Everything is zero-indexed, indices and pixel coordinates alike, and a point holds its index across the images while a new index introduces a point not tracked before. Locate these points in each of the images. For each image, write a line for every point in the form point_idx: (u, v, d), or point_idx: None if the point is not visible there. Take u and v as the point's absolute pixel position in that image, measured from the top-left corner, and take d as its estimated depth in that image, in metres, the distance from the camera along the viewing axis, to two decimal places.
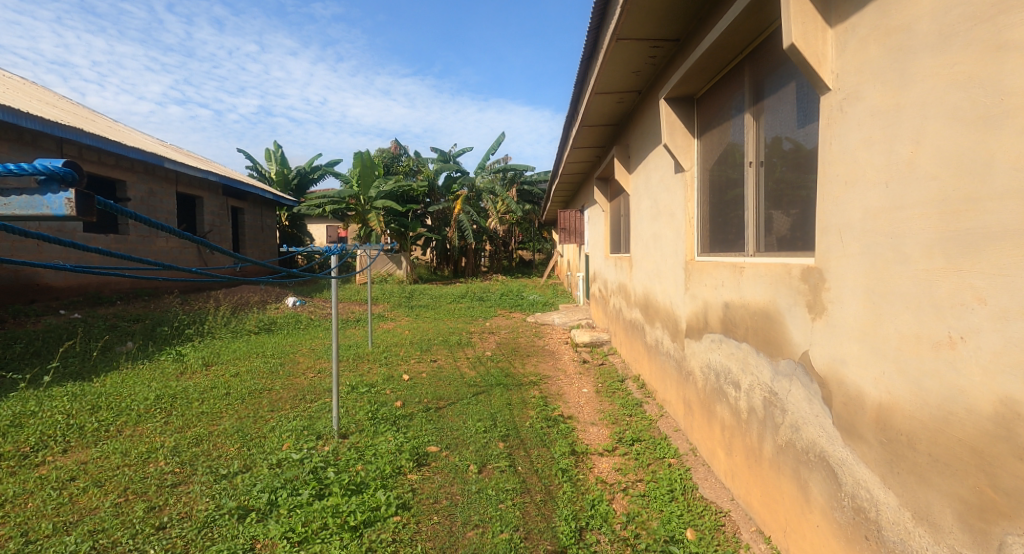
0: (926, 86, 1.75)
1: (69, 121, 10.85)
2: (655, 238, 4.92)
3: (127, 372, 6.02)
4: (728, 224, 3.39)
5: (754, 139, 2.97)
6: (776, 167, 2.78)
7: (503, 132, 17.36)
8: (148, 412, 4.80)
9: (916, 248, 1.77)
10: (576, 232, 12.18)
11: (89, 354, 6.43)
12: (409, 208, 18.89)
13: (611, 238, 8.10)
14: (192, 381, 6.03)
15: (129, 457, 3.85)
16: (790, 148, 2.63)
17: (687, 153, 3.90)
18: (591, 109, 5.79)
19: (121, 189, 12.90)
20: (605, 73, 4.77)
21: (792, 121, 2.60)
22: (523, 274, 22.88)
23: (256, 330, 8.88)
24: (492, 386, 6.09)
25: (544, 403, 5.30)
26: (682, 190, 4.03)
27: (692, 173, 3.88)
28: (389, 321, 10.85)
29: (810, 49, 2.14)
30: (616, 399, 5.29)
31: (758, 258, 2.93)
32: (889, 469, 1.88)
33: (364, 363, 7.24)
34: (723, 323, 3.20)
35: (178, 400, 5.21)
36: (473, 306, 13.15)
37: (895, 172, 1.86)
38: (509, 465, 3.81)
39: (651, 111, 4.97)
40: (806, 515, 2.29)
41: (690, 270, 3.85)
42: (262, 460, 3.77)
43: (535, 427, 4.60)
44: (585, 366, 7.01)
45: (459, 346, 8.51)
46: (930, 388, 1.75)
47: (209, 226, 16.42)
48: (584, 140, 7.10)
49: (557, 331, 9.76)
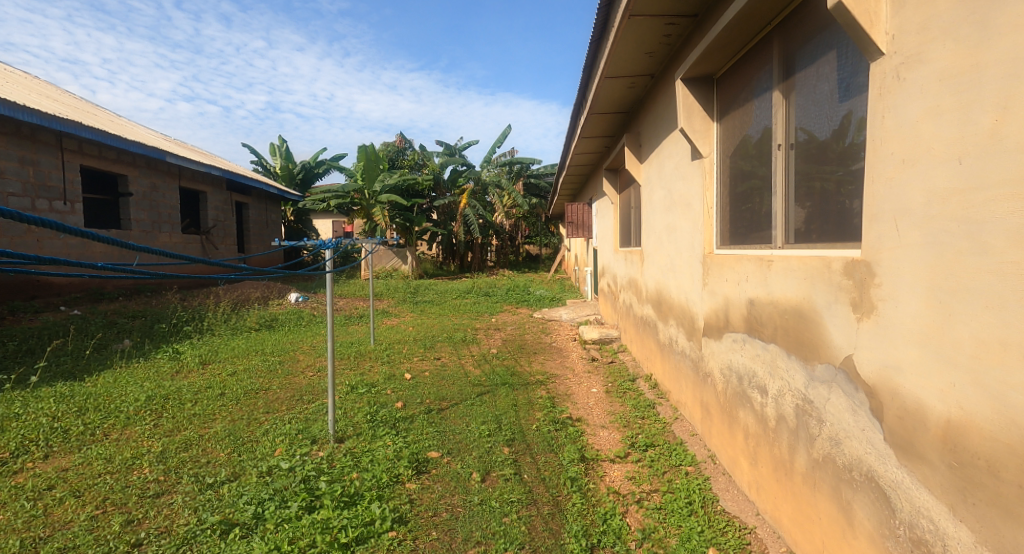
0: (1015, 40, 1.49)
1: (68, 114, 10.65)
2: (669, 231, 4.65)
3: (120, 371, 5.81)
4: (751, 215, 3.12)
5: (784, 120, 2.71)
6: (809, 149, 2.51)
7: (509, 125, 17.21)
8: (138, 414, 4.58)
9: (1001, 235, 1.51)
10: (583, 226, 11.92)
11: (83, 352, 6.21)
12: (415, 202, 18.66)
13: (620, 232, 7.85)
14: (187, 380, 5.81)
15: (112, 464, 3.63)
16: (827, 128, 2.37)
17: (706, 138, 3.64)
18: (600, 95, 5.52)
19: (122, 183, 12.71)
20: (617, 55, 4.50)
21: (830, 97, 2.34)
22: (530, 269, 22.66)
23: (257, 327, 8.66)
24: (497, 386, 5.84)
25: (551, 404, 5.05)
26: (699, 178, 3.76)
27: (711, 160, 3.61)
28: (392, 317, 10.61)
29: (861, 8, 1.87)
30: (627, 400, 5.04)
31: (786, 251, 2.66)
32: (960, 497, 1.63)
33: (365, 361, 7.02)
34: (747, 321, 2.94)
35: (170, 401, 4.98)
36: (478, 302, 12.91)
37: (971, 146, 1.59)
38: (515, 473, 3.57)
39: (665, 94, 4.71)
40: (849, 541, 2.04)
41: (709, 264, 3.59)
42: (251, 467, 3.54)
43: (542, 430, 4.36)
44: (594, 364, 6.76)
45: (463, 343, 8.27)
46: (1016, 403, 1.49)
47: (213, 221, 16.23)
48: (593, 129, 6.83)
49: (565, 327, 9.50)
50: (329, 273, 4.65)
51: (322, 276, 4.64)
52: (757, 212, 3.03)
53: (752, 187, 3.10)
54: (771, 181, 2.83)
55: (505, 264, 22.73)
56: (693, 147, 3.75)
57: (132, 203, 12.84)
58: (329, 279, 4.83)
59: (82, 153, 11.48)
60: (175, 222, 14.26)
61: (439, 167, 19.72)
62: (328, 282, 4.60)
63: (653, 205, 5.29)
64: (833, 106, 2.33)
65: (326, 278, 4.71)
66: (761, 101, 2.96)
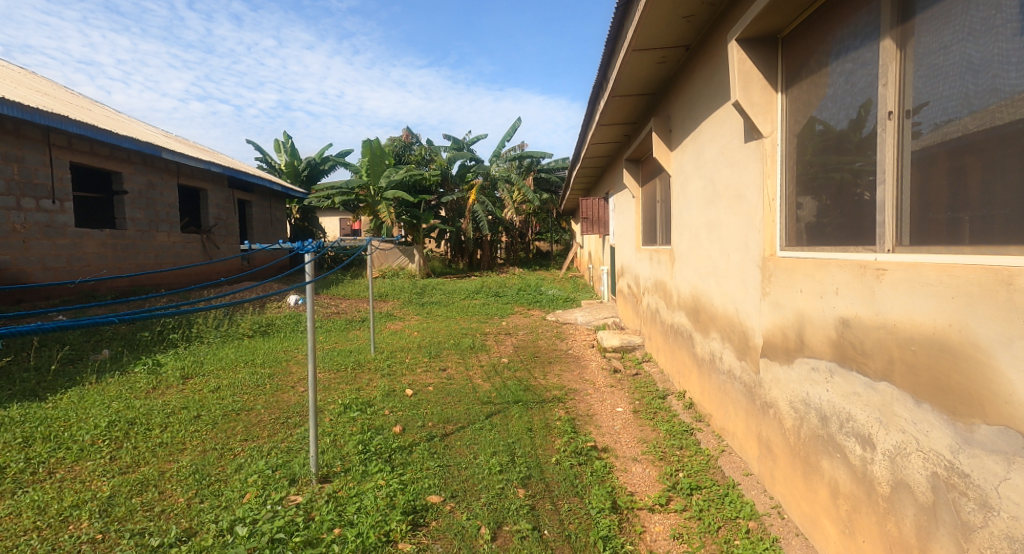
0: None
1: (55, 108, 10.05)
2: (710, 229, 3.97)
3: (88, 389, 5.19)
4: (842, 209, 2.46)
5: (898, 77, 2.15)
6: (955, 120, 1.94)
7: (519, 119, 16.79)
8: (93, 444, 3.95)
9: None
10: (599, 222, 11.27)
11: (50, 368, 5.59)
12: (421, 199, 18.04)
13: (643, 229, 7.19)
14: (163, 398, 5.17)
15: (46, 516, 3.01)
16: (994, 92, 1.82)
17: (767, 114, 2.95)
18: (625, 72, 4.82)
19: (116, 181, 12.12)
20: (649, 21, 3.81)
21: (1001, 53, 1.79)
22: (541, 266, 22.02)
23: (250, 333, 8.04)
24: (510, 404, 5.19)
25: (572, 429, 4.40)
26: (756, 164, 3.08)
27: (774, 140, 2.93)
28: (396, 321, 9.97)
29: None
30: (660, 425, 4.38)
31: (899, 255, 2.11)
32: None
33: (363, 373, 6.38)
34: (836, 348, 2.26)
35: (136, 424, 4.34)
36: (488, 303, 12.26)
37: None
38: (533, 528, 2.93)
39: (706, 67, 4.02)
40: None
41: (772, 269, 2.92)
42: (209, 522, 2.93)
43: (563, 465, 3.70)
44: (616, 377, 6.09)
45: (472, 351, 7.62)
46: None
47: (214, 220, 15.64)
48: (613, 114, 6.15)
49: (581, 332, 8.85)
50: (311, 276, 3.97)
51: (304, 280, 3.97)
52: (855, 202, 2.37)
53: (846, 172, 2.44)
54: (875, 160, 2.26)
55: (516, 262, 22.08)
56: (749, 123, 3.09)
57: (127, 202, 12.27)
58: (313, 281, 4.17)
59: (72, 149, 10.90)
60: (174, 220, 13.67)
61: (446, 162, 19.11)
62: (309, 285, 3.93)
63: (688, 199, 4.65)
64: (1010, 49, 1.77)
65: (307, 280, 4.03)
66: (864, 59, 2.31)
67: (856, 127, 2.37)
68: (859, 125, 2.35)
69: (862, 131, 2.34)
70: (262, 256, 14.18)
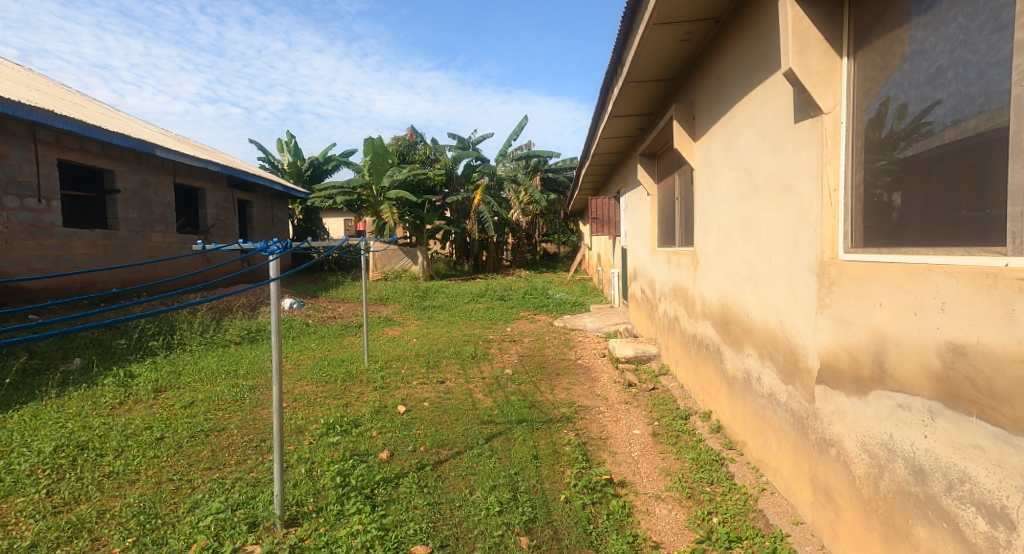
0: None
1: (41, 102, 9.57)
2: (747, 227, 3.43)
3: (45, 405, 4.66)
4: (947, 204, 1.98)
5: None
6: None
7: (524, 117, 16.30)
8: (31, 474, 3.43)
9: None
10: (610, 223, 10.72)
11: (9, 381, 5.07)
12: (425, 199, 17.56)
13: (659, 230, 6.68)
14: (128, 414, 4.63)
15: None
16: None
17: (829, 86, 2.42)
18: (645, 50, 4.29)
19: (109, 179, 11.62)
20: None
21: None
22: (548, 269, 21.45)
23: (238, 339, 7.49)
24: (514, 424, 4.64)
25: (584, 457, 3.85)
26: (812, 148, 2.54)
27: (837, 117, 2.40)
28: (395, 327, 9.42)
29: None
30: (685, 453, 3.84)
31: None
32: None
33: (354, 386, 5.84)
34: (952, 384, 1.79)
35: (85, 448, 3.81)
36: (492, 307, 11.72)
37: None
38: None
39: (742, 39, 3.48)
40: None
41: (835, 277, 2.37)
42: None
43: (574, 505, 3.15)
44: (631, 392, 5.54)
45: (474, 361, 7.07)
46: None
47: (212, 220, 15.12)
48: (629, 102, 5.62)
49: (590, 339, 8.30)
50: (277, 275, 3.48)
51: (272, 282, 3.47)
52: (972, 190, 1.89)
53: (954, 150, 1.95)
54: (915, 153, 2.11)
55: (521, 264, 21.52)
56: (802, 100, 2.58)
57: (120, 201, 11.75)
58: (279, 260, 3.65)
59: (61, 146, 10.42)
60: (170, 220, 13.15)
61: (451, 162, 18.61)
62: (275, 285, 3.44)
63: (716, 195, 4.13)
64: None
65: (273, 275, 3.50)
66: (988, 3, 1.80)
67: (888, 118, 2.19)
68: (892, 115, 2.17)
69: (896, 122, 2.17)
70: (261, 256, 13.69)
